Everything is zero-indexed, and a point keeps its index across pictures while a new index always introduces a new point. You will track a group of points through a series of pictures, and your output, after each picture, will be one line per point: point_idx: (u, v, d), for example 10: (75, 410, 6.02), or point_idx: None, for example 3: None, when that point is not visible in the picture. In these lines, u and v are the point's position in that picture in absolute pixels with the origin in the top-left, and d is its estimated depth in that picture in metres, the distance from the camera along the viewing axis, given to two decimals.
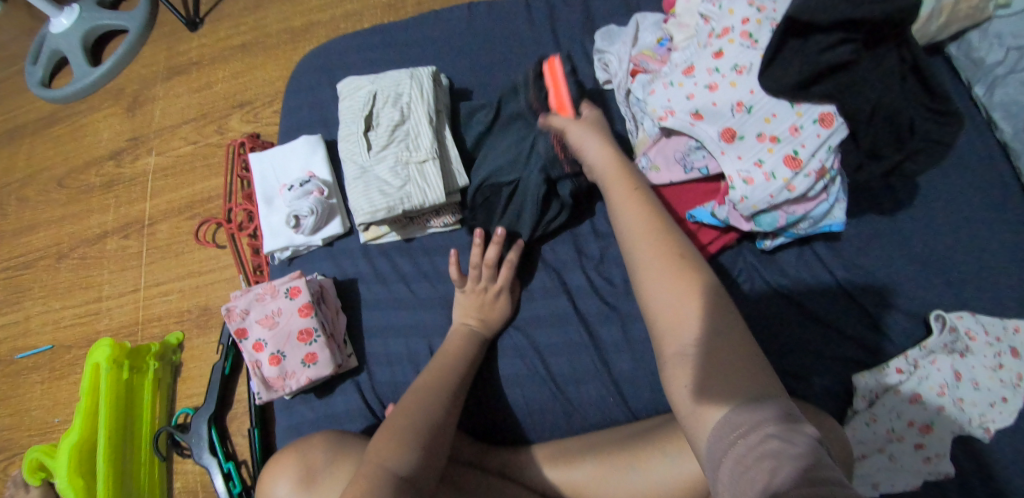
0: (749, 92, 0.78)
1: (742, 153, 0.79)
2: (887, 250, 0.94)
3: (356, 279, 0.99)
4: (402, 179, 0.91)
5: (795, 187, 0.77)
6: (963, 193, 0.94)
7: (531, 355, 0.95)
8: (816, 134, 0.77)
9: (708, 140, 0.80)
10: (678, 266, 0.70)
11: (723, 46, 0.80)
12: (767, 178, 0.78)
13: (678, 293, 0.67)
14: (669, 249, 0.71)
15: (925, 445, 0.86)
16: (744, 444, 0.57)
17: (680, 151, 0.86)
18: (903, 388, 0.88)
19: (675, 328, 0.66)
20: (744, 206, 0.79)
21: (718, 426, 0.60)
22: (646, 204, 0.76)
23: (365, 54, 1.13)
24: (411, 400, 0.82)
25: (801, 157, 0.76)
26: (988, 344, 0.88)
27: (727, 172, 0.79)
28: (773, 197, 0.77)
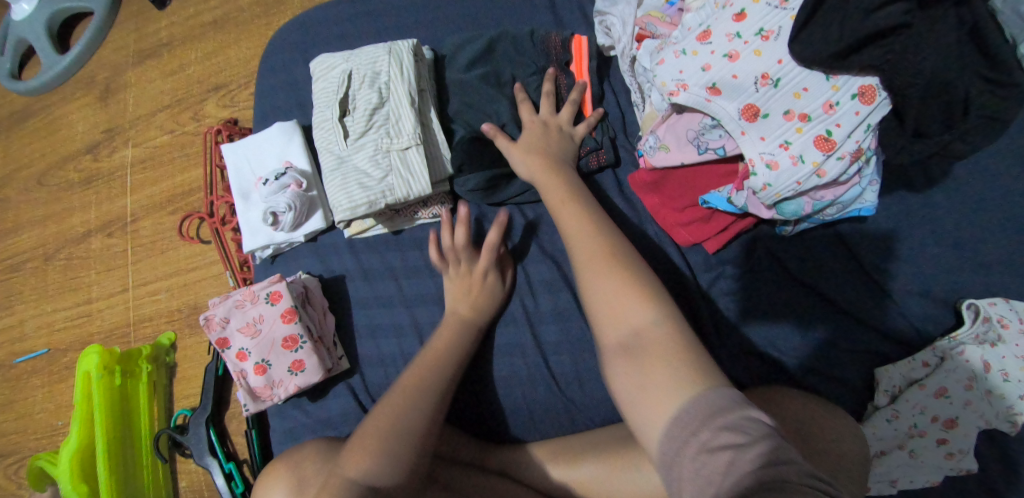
0: (776, 62, 0.69)
1: (766, 133, 0.70)
2: (918, 229, 0.86)
3: (343, 276, 0.94)
4: (384, 170, 0.84)
5: (825, 172, 0.69)
6: (1008, 165, 0.84)
7: (532, 353, 0.89)
8: (854, 111, 0.68)
9: (726, 119, 0.71)
10: (617, 264, 0.68)
11: (745, 7, 0.71)
12: (794, 162, 0.69)
13: (620, 289, 0.66)
14: (606, 250, 0.70)
15: (948, 440, 0.81)
16: (698, 442, 0.53)
17: (693, 129, 0.77)
18: (929, 381, 0.82)
19: (619, 319, 0.64)
20: (767, 195, 0.70)
21: (675, 418, 0.56)
22: (579, 206, 0.77)
23: (342, 27, 1.04)
24: (397, 404, 0.76)
25: (835, 139, 0.68)
26: (1022, 333, 0.81)
27: (748, 155, 0.71)
28: (801, 184, 0.69)
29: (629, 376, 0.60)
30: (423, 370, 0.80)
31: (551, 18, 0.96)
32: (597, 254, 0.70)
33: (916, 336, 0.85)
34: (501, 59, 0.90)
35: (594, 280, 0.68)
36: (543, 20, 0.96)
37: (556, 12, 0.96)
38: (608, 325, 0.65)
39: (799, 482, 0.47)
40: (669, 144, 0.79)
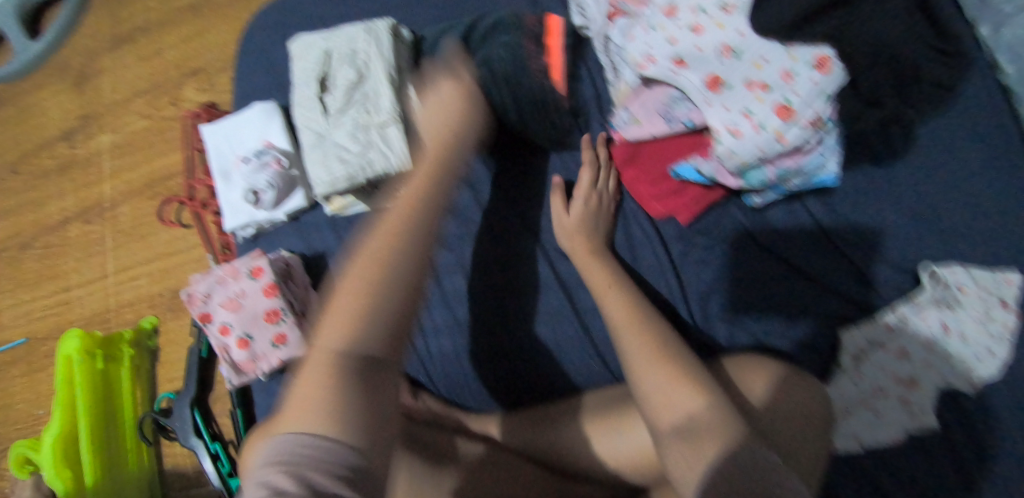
0: (736, 33, 0.72)
1: (730, 103, 0.72)
2: (881, 199, 0.90)
3: (324, 254, 0.96)
4: (362, 144, 0.87)
5: (786, 139, 0.70)
6: (964, 136, 0.88)
7: (511, 323, 0.91)
8: (810, 80, 0.69)
9: (691, 89, 0.74)
10: (664, 353, 0.71)
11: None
12: (755, 129, 0.71)
13: (666, 375, 0.68)
14: (651, 338, 0.73)
15: (909, 400, 0.86)
16: (739, 488, 0.55)
17: (662, 102, 0.80)
18: (891, 344, 0.86)
19: (668, 404, 0.66)
20: (731, 162, 0.73)
21: (709, 485, 0.58)
22: (623, 294, 0.79)
23: (319, 9, 1.05)
24: (377, 258, 0.63)
25: (794, 107, 0.69)
26: (979, 298, 0.85)
27: (713, 124, 0.73)
28: (763, 151, 0.71)
29: (685, 459, 0.61)
30: (394, 228, 0.66)
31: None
32: (645, 345, 0.72)
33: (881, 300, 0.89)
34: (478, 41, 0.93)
35: (639, 368, 0.70)
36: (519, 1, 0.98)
37: None
38: (660, 409, 0.66)
39: None
40: (640, 118, 0.83)
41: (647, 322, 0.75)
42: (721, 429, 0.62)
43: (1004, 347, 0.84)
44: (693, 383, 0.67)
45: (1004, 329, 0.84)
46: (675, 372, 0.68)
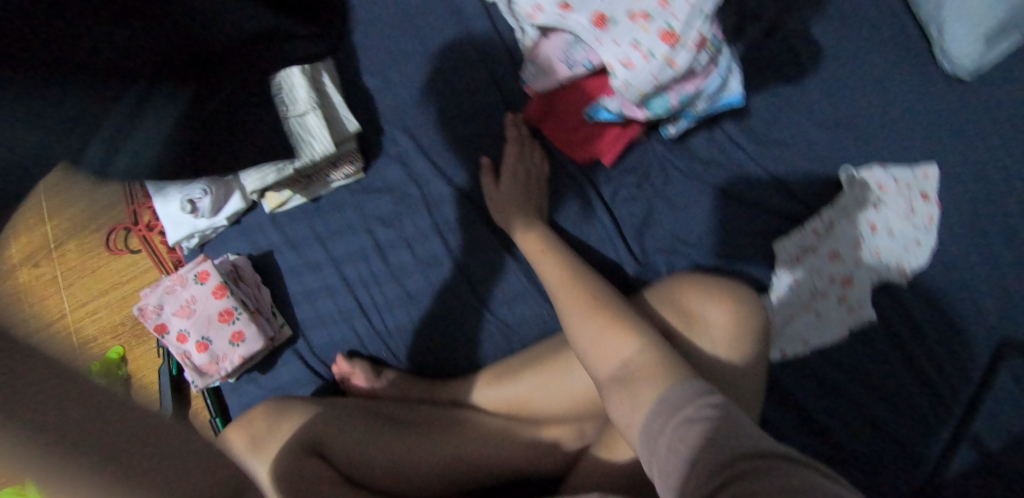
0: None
1: (618, 38, 0.76)
2: (791, 117, 0.95)
3: (270, 251, 0.96)
4: (286, 134, 0.88)
5: (676, 62, 0.74)
6: (868, 48, 0.97)
7: (463, 288, 0.95)
8: (686, 3, 0.73)
9: (582, 31, 0.78)
10: (597, 308, 0.75)
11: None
12: (645, 58, 0.75)
13: (600, 328, 0.73)
14: (584, 296, 0.77)
15: (847, 296, 0.90)
16: (684, 420, 0.57)
17: (561, 48, 0.84)
18: (821, 247, 0.90)
19: (603, 355, 0.71)
20: (629, 92, 0.77)
21: (649, 419, 0.61)
22: (555, 259, 0.83)
23: None
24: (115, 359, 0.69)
25: (676, 31, 0.73)
26: (899, 193, 0.92)
27: (607, 59, 0.77)
28: (656, 77, 0.75)
29: (625, 400, 0.65)
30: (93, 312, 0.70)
31: None
32: (589, 308, 0.75)
33: (808, 210, 0.93)
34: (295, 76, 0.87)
35: (584, 329, 0.74)
36: None
37: None
38: (604, 361, 0.71)
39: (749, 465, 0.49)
40: (546, 68, 0.87)
41: (589, 284, 0.79)
42: (658, 369, 0.65)
43: (928, 235, 0.92)
44: (630, 333, 0.70)
45: (926, 220, 0.92)
46: (613, 327, 0.72)
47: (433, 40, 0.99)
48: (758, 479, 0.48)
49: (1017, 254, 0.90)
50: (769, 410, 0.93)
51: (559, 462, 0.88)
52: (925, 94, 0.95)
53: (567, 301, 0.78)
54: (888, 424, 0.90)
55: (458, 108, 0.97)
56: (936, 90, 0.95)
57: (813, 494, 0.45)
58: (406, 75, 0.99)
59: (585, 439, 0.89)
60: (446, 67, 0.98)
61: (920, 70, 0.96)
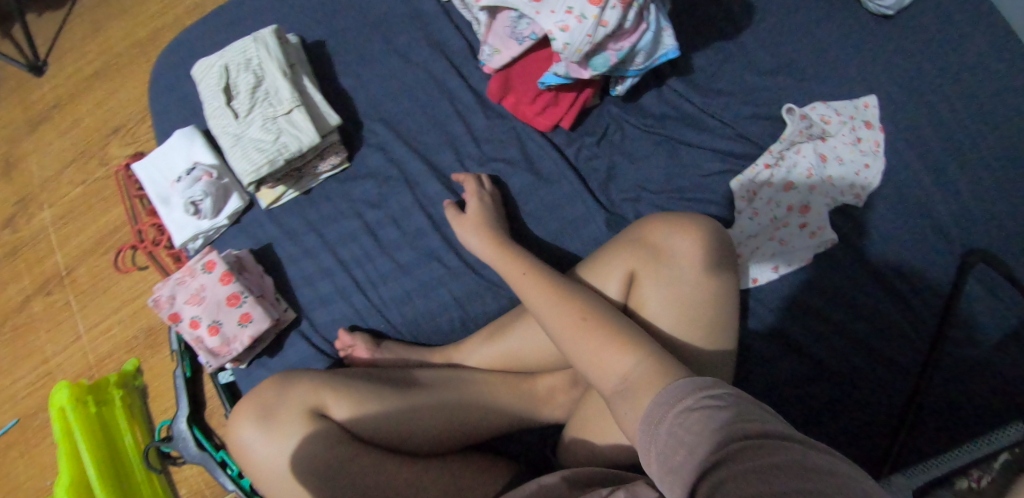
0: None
1: (554, 7, 0.84)
2: (734, 69, 1.07)
3: (270, 243, 1.04)
4: (275, 132, 0.95)
5: (607, 21, 0.83)
6: (795, 1, 1.09)
7: (447, 254, 1.01)
8: None
9: (522, 6, 0.86)
10: (588, 325, 0.74)
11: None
12: (579, 20, 0.83)
13: (597, 345, 0.72)
14: (575, 310, 0.76)
15: (807, 223, 0.98)
16: (685, 410, 0.59)
17: (508, 26, 0.91)
18: (775, 180, 1.00)
19: (601, 367, 0.71)
20: (570, 52, 0.85)
21: (649, 415, 0.62)
22: (538, 280, 0.82)
23: (213, 38, 1.14)
24: None
25: None
26: (842, 124, 1.02)
27: (547, 27, 0.85)
28: (591, 36, 0.83)
29: (630, 410, 0.66)
30: None
31: None
32: (576, 320, 0.75)
33: (755, 147, 1.04)
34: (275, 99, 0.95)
35: (576, 342, 0.74)
36: None
37: None
38: (601, 376, 0.71)
39: (746, 449, 0.52)
40: (499, 47, 0.94)
41: (573, 291, 0.80)
42: (657, 373, 0.66)
43: (876, 159, 1.00)
44: (624, 344, 0.71)
45: (873, 146, 1.01)
46: (605, 341, 0.72)
47: (399, 39, 1.09)
48: (761, 454, 0.51)
49: (946, 162, 1.00)
50: (746, 336, 0.98)
51: (556, 408, 0.94)
52: (849, 35, 1.07)
53: (552, 315, 0.78)
54: (862, 336, 0.96)
55: (430, 93, 1.06)
56: (856, 33, 1.06)
57: (802, 469, 0.49)
58: (378, 72, 1.08)
59: (577, 385, 0.94)
60: (412, 60, 1.08)
61: (842, 15, 1.07)
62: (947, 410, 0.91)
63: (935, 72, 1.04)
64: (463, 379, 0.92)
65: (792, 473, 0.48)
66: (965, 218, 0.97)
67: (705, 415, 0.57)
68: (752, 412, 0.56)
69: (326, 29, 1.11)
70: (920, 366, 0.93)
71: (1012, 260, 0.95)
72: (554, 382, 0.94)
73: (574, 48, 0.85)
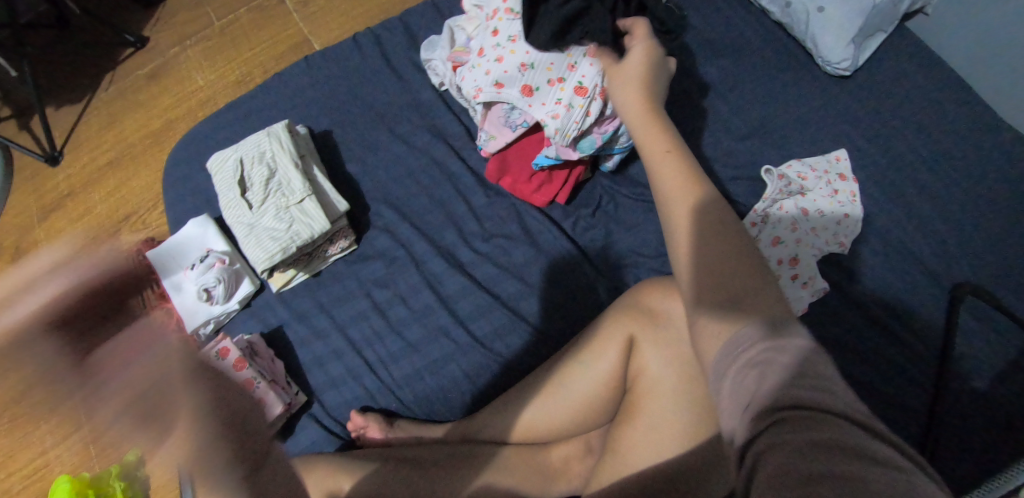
0: (526, 52, 0.89)
1: (545, 100, 0.91)
2: (715, 137, 1.18)
3: (281, 326, 1.06)
4: (287, 221, 0.99)
5: (593, 110, 0.89)
6: (760, 83, 1.22)
7: (455, 328, 1.04)
8: (588, 64, 0.88)
9: (515, 101, 0.92)
10: (720, 235, 0.64)
11: (496, 24, 0.93)
12: (568, 110, 0.89)
13: (721, 257, 0.63)
14: (712, 215, 0.66)
15: (798, 274, 1.07)
16: (744, 365, 0.54)
17: (502, 116, 0.98)
18: (763, 237, 1.09)
19: (716, 280, 0.62)
20: (561, 138, 0.91)
21: (732, 343, 0.57)
22: (680, 165, 0.70)
23: (227, 130, 1.20)
24: None
25: (586, 87, 0.89)
26: (818, 179, 1.13)
27: (539, 118, 0.91)
28: (580, 123, 0.90)
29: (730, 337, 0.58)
30: None
31: (395, 72, 1.20)
32: (711, 260, 0.63)
33: (740, 206, 1.13)
34: (286, 192, 1.01)
35: (692, 242, 0.65)
36: (388, 75, 1.20)
37: (399, 68, 1.21)
38: (701, 284, 0.63)
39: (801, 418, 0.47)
40: (495, 134, 1.01)
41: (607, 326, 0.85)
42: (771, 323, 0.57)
43: (854, 209, 1.11)
44: (750, 266, 0.62)
45: (850, 196, 1.12)
46: (727, 253, 0.63)
47: (402, 125, 1.16)
48: (804, 427, 0.47)
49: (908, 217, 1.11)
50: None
51: (572, 479, 0.94)
52: (815, 109, 1.19)
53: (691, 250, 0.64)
54: (870, 385, 1.03)
55: (433, 172, 1.12)
56: (818, 109, 1.19)
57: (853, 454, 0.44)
58: (385, 157, 1.14)
59: (592, 452, 0.94)
60: (415, 145, 1.14)
61: (805, 91, 1.20)
62: (956, 456, 0.97)
63: (893, 141, 1.16)
64: (479, 452, 0.93)
65: (845, 454, 0.44)
66: (928, 271, 1.08)
67: (756, 382, 0.52)
68: (810, 372, 0.51)
69: (334, 119, 1.18)
70: (926, 414, 1.00)
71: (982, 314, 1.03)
72: (569, 450, 0.95)
73: (565, 135, 0.91)
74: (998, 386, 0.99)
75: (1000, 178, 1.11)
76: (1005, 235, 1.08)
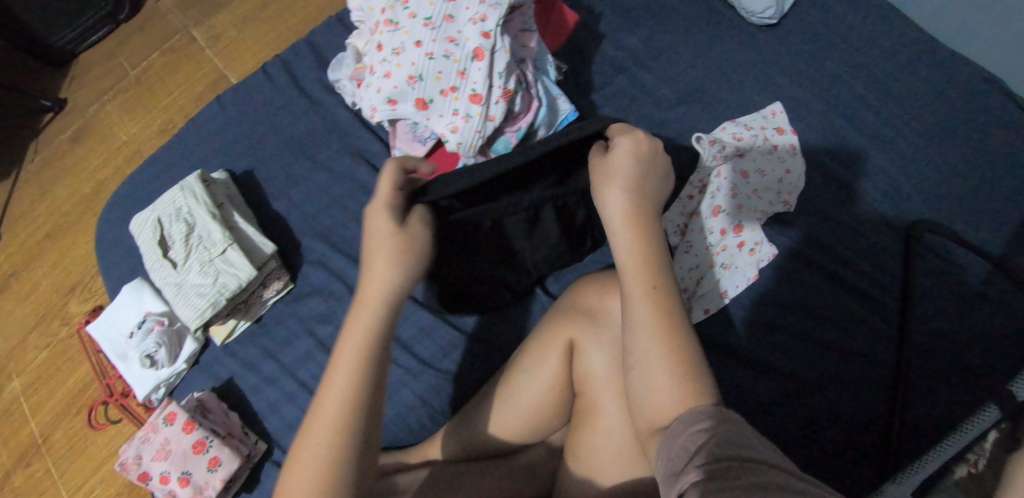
0: (412, 65, 0.87)
1: (441, 111, 0.89)
2: (641, 109, 1.14)
3: (231, 378, 1.05)
4: (212, 274, 0.97)
5: (493, 115, 0.88)
6: (681, 44, 1.17)
7: (402, 354, 1.02)
8: (478, 69, 0.87)
9: (411, 116, 0.89)
10: (667, 330, 0.67)
11: (379, 38, 0.90)
12: (466, 120, 0.88)
13: (664, 351, 0.66)
14: (666, 314, 0.67)
15: (744, 241, 1.02)
16: (687, 434, 0.60)
17: (408, 130, 0.96)
18: (703, 208, 1.02)
19: (656, 376, 0.65)
20: (465, 150, 0.89)
21: (681, 422, 0.61)
22: (642, 256, 0.70)
23: (150, 187, 1.18)
24: None
25: (481, 93, 0.87)
26: (756, 136, 1.06)
27: (439, 130, 0.89)
28: (481, 131, 0.88)
29: (675, 427, 0.61)
30: None
31: (307, 98, 1.18)
32: (670, 355, 0.66)
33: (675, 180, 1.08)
34: (207, 244, 0.98)
35: (642, 335, 0.67)
36: (300, 102, 1.17)
37: (311, 93, 1.18)
38: (647, 377, 0.66)
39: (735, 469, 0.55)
40: (405, 150, 0.97)
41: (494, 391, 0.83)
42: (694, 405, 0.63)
43: (795, 164, 1.05)
44: (692, 365, 0.65)
45: (789, 149, 1.06)
46: (668, 354, 0.66)
47: (322, 152, 1.14)
48: (740, 475, 0.54)
49: (849, 159, 1.07)
50: (726, 368, 0.98)
51: (541, 484, 0.87)
52: (739, 61, 1.14)
53: (655, 349, 0.66)
54: (836, 343, 0.98)
55: (358, 197, 1.10)
56: (742, 60, 1.14)
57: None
58: (309, 189, 1.12)
59: (557, 452, 0.90)
60: (336, 171, 1.12)
61: (726, 43, 1.16)
62: (933, 395, 0.94)
63: (824, 81, 1.11)
64: (452, 472, 0.86)
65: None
66: (875, 213, 1.04)
67: (700, 441, 0.58)
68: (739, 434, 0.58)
69: (253, 158, 1.15)
70: (896, 358, 0.96)
71: (934, 251, 1.00)
72: (533, 455, 0.89)
73: (467, 144, 0.89)
74: (964, 318, 0.96)
75: (935, 102, 1.08)
76: (943, 160, 1.05)
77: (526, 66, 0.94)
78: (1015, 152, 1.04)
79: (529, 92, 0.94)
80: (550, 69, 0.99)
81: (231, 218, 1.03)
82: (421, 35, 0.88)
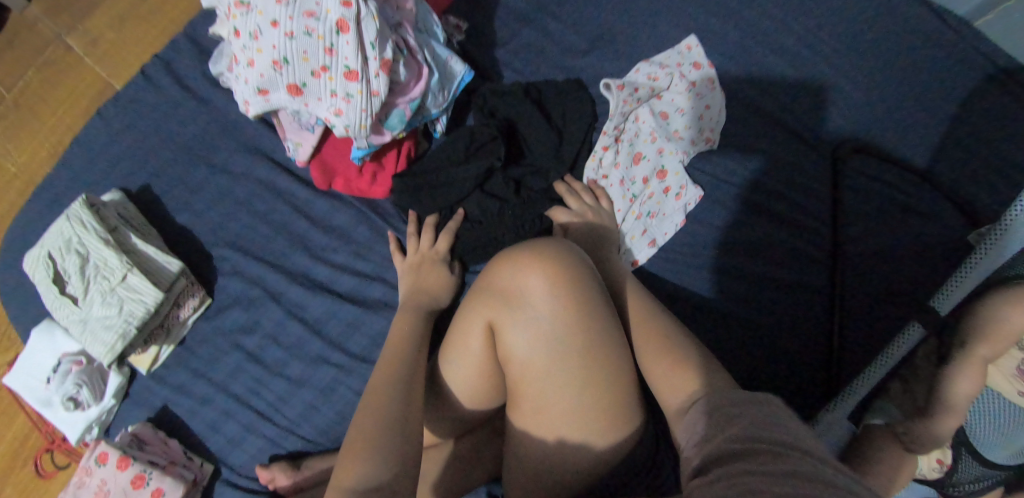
0: (273, 48, 0.79)
1: (318, 95, 0.83)
2: (544, 51, 1.06)
3: (164, 405, 1.01)
4: (116, 304, 0.91)
5: (377, 90, 0.82)
6: None
7: (332, 352, 0.97)
8: (346, 43, 0.80)
9: (288, 104, 0.84)
10: (667, 344, 0.74)
11: (233, 23, 0.81)
12: (348, 100, 0.82)
13: (670, 362, 0.72)
14: (660, 334, 0.75)
15: (669, 187, 0.96)
16: (715, 416, 0.55)
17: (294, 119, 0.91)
18: (620, 159, 0.97)
19: (670, 381, 0.70)
20: (354, 132, 0.84)
21: (703, 410, 0.58)
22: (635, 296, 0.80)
23: (45, 219, 1.11)
24: None
25: (354, 68, 0.80)
26: (670, 75, 0.99)
27: (323, 116, 0.84)
28: (367, 109, 0.82)
29: (699, 419, 0.57)
30: None
31: (191, 98, 1.09)
32: (673, 362, 0.71)
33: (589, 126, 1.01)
34: (106, 272, 0.92)
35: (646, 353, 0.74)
36: (185, 104, 1.09)
37: (195, 92, 1.10)
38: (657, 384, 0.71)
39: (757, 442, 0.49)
40: (298, 140, 0.95)
41: (407, 362, 0.73)
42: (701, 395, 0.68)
43: (715, 99, 0.98)
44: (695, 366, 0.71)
45: (707, 83, 0.98)
46: (673, 362, 0.71)
47: (217, 155, 1.07)
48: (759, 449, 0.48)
49: (764, 76, 1.02)
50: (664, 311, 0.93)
51: (489, 464, 0.86)
52: None
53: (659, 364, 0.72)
54: (769, 275, 0.93)
55: (262, 197, 1.03)
56: None
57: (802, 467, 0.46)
58: (211, 196, 1.05)
59: (499, 433, 0.87)
60: (236, 172, 1.05)
61: None
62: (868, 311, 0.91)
63: None
64: None
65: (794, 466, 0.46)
66: (797, 129, 1.00)
67: (726, 419, 0.54)
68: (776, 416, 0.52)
69: (146, 172, 1.08)
70: (830, 280, 0.93)
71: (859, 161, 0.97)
72: (477, 438, 0.85)
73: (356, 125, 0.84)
74: (895, 231, 0.94)
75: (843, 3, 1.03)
76: (859, 65, 1.01)
77: (404, 31, 0.87)
78: (924, 46, 1.01)
79: (414, 58, 0.87)
80: (437, 31, 0.94)
81: (129, 241, 0.97)
82: (276, 13, 0.79)
